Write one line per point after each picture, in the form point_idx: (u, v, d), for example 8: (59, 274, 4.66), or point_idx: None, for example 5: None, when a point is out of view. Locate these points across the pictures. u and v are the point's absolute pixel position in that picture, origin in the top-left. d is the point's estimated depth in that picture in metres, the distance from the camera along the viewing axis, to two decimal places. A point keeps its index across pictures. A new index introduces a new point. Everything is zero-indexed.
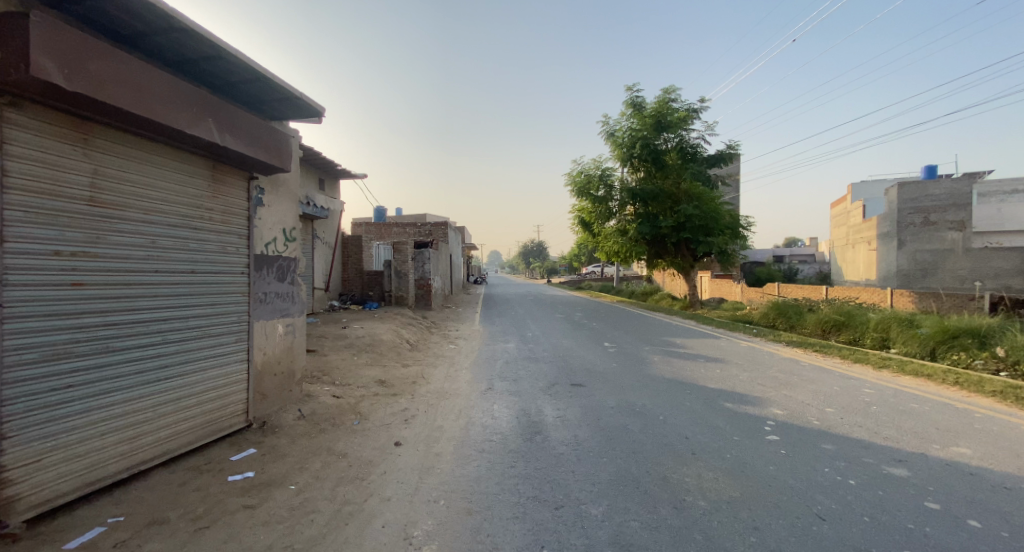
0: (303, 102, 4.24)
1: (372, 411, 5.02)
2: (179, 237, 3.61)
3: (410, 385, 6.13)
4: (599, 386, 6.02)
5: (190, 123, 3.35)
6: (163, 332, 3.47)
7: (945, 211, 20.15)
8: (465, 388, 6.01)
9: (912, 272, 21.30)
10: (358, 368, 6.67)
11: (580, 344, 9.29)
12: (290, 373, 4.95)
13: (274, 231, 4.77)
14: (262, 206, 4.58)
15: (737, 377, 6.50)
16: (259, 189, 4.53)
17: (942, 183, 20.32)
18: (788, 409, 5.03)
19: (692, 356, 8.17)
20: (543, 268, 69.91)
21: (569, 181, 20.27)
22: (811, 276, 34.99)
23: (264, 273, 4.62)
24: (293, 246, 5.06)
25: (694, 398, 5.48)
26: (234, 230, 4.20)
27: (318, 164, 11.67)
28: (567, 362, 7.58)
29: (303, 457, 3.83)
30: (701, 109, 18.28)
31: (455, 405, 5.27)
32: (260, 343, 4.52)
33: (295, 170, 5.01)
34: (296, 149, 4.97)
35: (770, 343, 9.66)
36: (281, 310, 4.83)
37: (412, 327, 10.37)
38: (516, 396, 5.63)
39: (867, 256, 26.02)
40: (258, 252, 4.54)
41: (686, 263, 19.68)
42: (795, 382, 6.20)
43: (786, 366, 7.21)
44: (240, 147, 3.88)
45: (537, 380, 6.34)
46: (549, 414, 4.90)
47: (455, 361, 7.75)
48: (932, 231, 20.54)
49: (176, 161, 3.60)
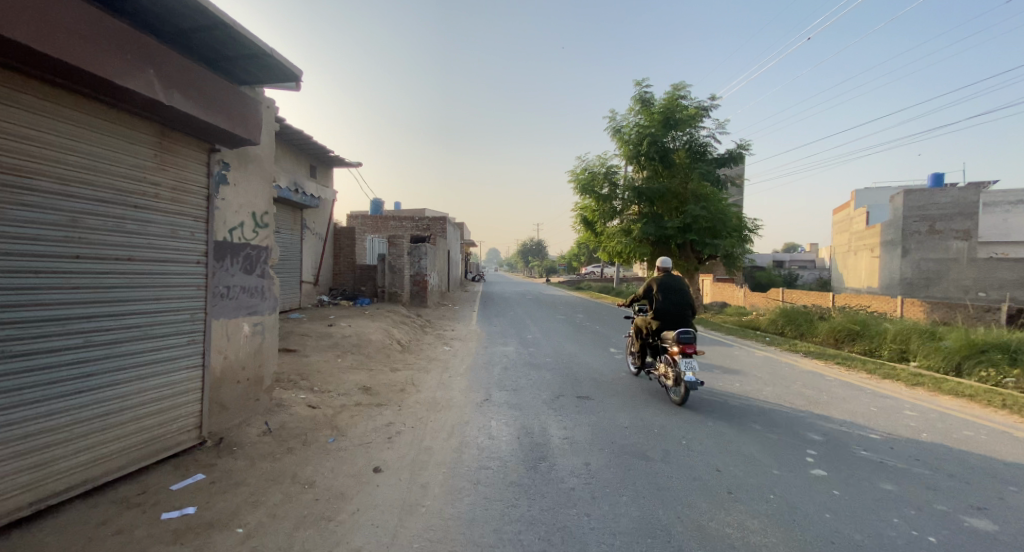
0: (275, 61, 3.60)
1: (350, 425, 4.37)
2: (112, 216, 2.96)
3: (398, 394, 5.46)
4: (609, 400, 5.38)
5: (121, 72, 2.74)
6: (87, 333, 2.81)
7: (950, 219, 19.66)
8: (459, 399, 5.36)
9: (915, 281, 20.73)
10: (342, 373, 6.01)
11: (584, 350, 8.64)
12: (257, 380, 4.29)
13: (240, 214, 4.10)
14: (225, 185, 3.91)
15: (760, 393, 5.86)
16: (221, 163, 3.86)
17: (949, 191, 19.81)
18: (828, 435, 4.39)
19: (705, 366, 7.53)
20: (542, 267, 69.30)
21: (573, 178, 19.58)
22: (811, 282, 34.48)
23: (227, 262, 3.95)
24: (264, 234, 4.38)
25: (717, 417, 4.86)
26: (188, 211, 3.53)
27: (310, 150, 10.95)
28: (571, 370, 6.95)
29: (261, 486, 3.17)
30: (712, 107, 17.67)
31: (447, 420, 4.61)
32: (219, 345, 3.85)
33: (267, 144, 4.34)
34: (269, 121, 4.31)
35: (787, 353, 9.01)
36: (247, 307, 4.16)
37: (404, 325, 9.71)
38: (517, 410, 4.99)
39: (870, 264, 25.48)
40: (219, 239, 3.86)
41: (691, 265, 19.06)
42: (825, 400, 5.57)
43: (810, 381, 6.58)
44: (192, 109, 3.22)
45: (539, 392, 5.68)
46: (554, 434, 4.25)
47: (450, 365, 7.10)
48: (937, 240, 20.01)
49: (109, 122, 2.95)
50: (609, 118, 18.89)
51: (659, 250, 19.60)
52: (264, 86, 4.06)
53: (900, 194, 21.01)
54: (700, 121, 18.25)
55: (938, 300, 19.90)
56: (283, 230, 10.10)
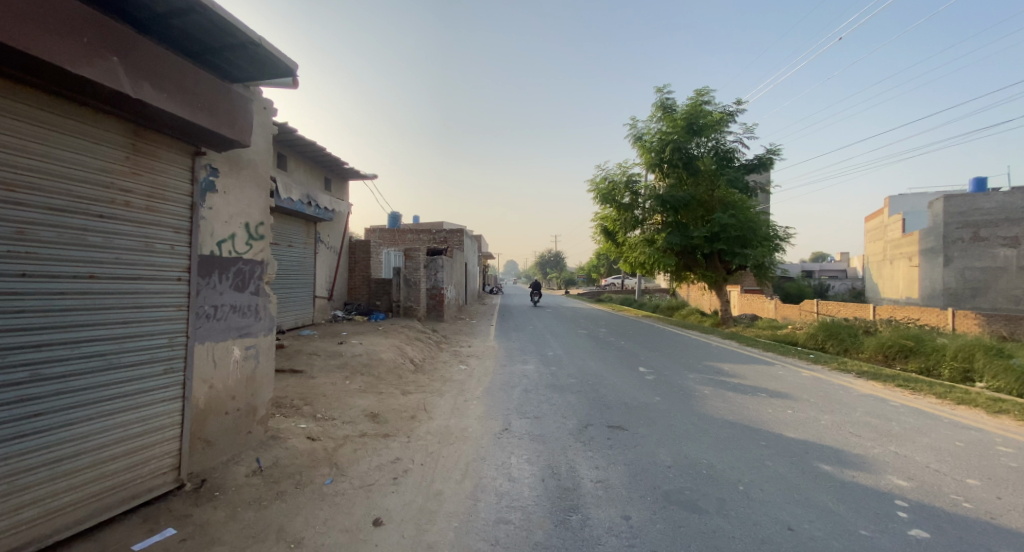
0: (264, 50, 3.16)
1: (352, 462, 3.86)
2: (68, 227, 2.54)
3: (408, 422, 4.95)
4: (645, 432, 4.76)
5: (76, 59, 2.33)
6: (33, 366, 2.39)
7: (996, 226, 18.40)
8: (476, 429, 4.81)
9: (960, 291, 19.35)
10: (349, 397, 5.53)
11: (610, 369, 8.01)
12: (250, 411, 3.82)
13: (230, 225, 3.65)
14: (213, 192, 3.48)
15: (818, 425, 5.13)
16: (209, 168, 3.43)
17: (994, 196, 18.61)
18: (914, 480, 3.69)
19: (747, 389, 6.80)
20: (561, 278, 68.81)
21: (592, 188, 19.00)
22: (843, 293, 32.99)
23: (215, 278, 3.50)
24: (259, 247, 3.94)
25: (773, 454, 4.19)
26: (167, 221, 3.10)
27: (324, 162, 10.67)
28: (599, 392, 6.35)
29: (239, 544, 2.66)
30: (739, 112, 16.96)
31: (461, 456, 4.07)
32: (204, 373, 3.38)
33: (262, 148, 3.92)
34: (262, 123, 3.89)
35: (837, 373, 8.19)
36: (238, 329, 3.71)
37: (418, 342, 9.23)
38: (541, 443, 4.42)
39: (909, 273, 24.11)
40: (205, 253, 3.42)
41: (719, 276, 18.22)
42: (897, 433, 4.85)
43: (873, 409, 5.81)
44: (167, 103, 2.79)
45: (564, 420, 5.08)
46: (584, 477, 3.66)
47: (466, 387, 6.57)
48: (982, 247, 18.73)
49: (65, 119, 2.54)
50: (630, 125, 18.36)
51: (684, 261, 18.83)
52: (257, 82, 3.66)
53: (940, 199, 19.87)
54: (726, 126, 17.50)
55: (987, 312, 18.54)
56: (296, 244, 9.78)
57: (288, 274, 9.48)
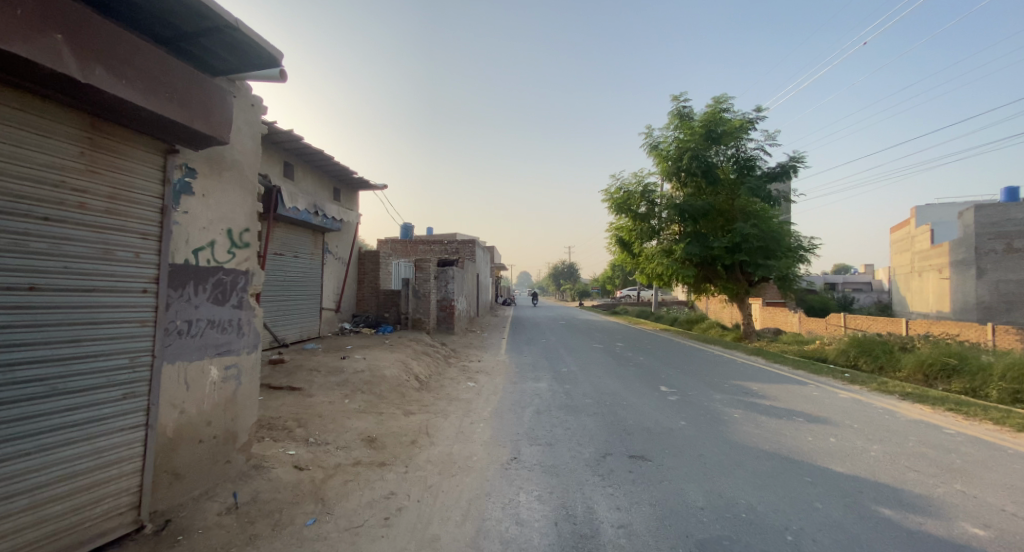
0: (241, 34, 2.81)
1: (341, 499, 3.43)
2: (5, 231, 2.20)
3: (407, 448, 4.51)
4: (671, 463, 4.25)
5: (10, 35, 1.98)
6: None
7: None
8: (482, 457, 4.36)
9: (994, 305, 18.31)
10: (347, 419, 5.13)
11: (628, 387, 7.47)
12: (229, 438, 3.42)
13: (210, 231, 3.25)
14: (190, 195, 3.11)
15: (867, 458, 4.55)
16: (185, 168, 3.07)
17: None
18: (1000, 531, 3.13)
19: (780, 413, 6.22)
20: (575, 290, 68.09)
21: (607, 198, 18.52)
22: (868, 306, 31.67)
23: (190, 291, 3.11)
24: (243, 255, 3.55)
25: (823, 496, 3.65)
26: (131, 225, 2.73)
27: (332, 171, 10.41)
28: (616, 415, 5.85)
29: None
30: (759, 119, 16.35)
31: (464, 492, 3.62)
32: (173, 397, 3.00)
33: (249, 147, 3.56)
34: (248, 120, 3.54)
35: (877, 395, 7.54)
36: (217, 346, 3.31)
37: (426, 357, 8.83)
38: (554, 475, 3.95)
39: (938, 286, 23.01)
40: (179, 263, 3.04)
41: (740, 288, 17.51)
42: (960, 468, 4.28)
43: (926, 439, 5.19)
44: (127, 91, 2.44)
45: (579, 448, 4.60)
46: (604, 520, 3.19)
47: (473, 407, 6.14)
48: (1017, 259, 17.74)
49: (4, 107, 2.22)
50: (646, 134, 17.92)
51: (704, 272, 18.17)
52: (240, 75, 3.32)
53: (969, 208, 18.95)
54: (746, 134, 16.89)
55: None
56: (302, 254, 9.50)
57: (293, 286, 9.19)
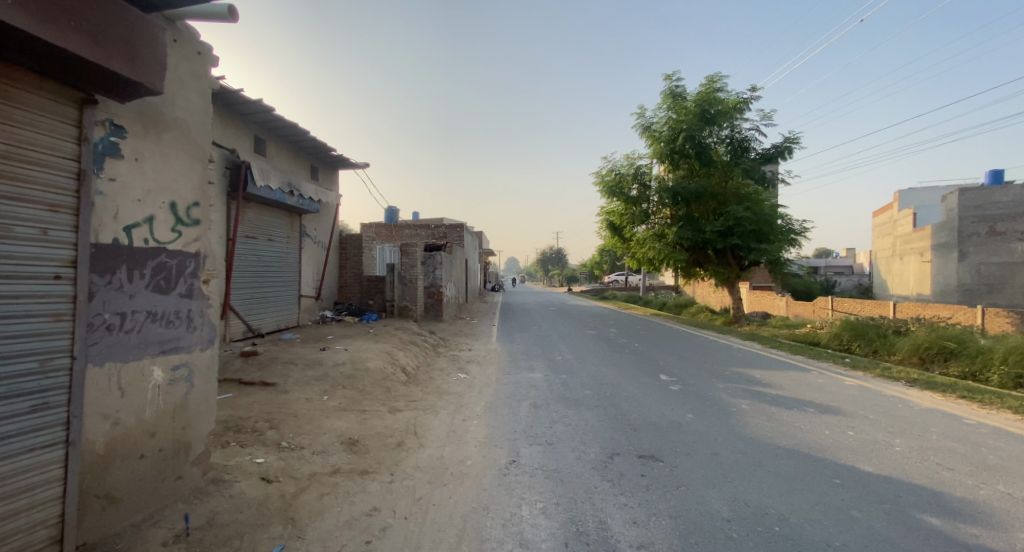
0: None
1: (314, 518, 2.94)
2: None
3: (393, 452, 4.04)
4: (687, 465, 3.84)
5: None
6: None
7: (1014, 220, 17.38)
8: (478, 461, 3.91)
9: (975, 287, 18.42)
10: (325, 418, 4.63)
11: (628, 377, 7.08)
12: (180, 450, 2.89)
13: (146, 204, 2.67)
14: (118, 158, 2.52)
15: (893, 454, 4.23)
16: (110, 124, 2.48)
17: (1010, 189, 17.64)
18: None
19: (789, 403, 5.89)
20: (562, 275, 67.91)
21: (598, 181, 18.01)
22: (850, 290, 31.94)
23: (122, 276, 2.54)
24: (193, 234, 2.97)
25: (859, 503, 3.29)
26: (36, 194, 2.17)
27: (309, 149, 9.68)
28: (619, 408, 5.45)
29: None
30: (754, 98, 15.91)
31: (458, 506, 3.17)
32: (102, 406, 2.44)
33: (196, 103, 2.96)
34: (194, 71, 2.95)
35: (883, 382, 7.27)
36: (159, 343, 2.75)
37: (412, 346, 8.32)
38: (561, 483, 3.51)
39: (919, 269, 23.17)
40: (104, 242, 2.45)
41: (732, 273, 17.25)
42: (994, 465, 3.98)
43: (949, 431, 4.88)
44: (17, 15, 1.84)
45: (584, 449, 4.17)
46: (623, 540, 2.76)
47: (465, 401, 5.67)
48: (999, 242, 17.78)
49: None
50: (638, 114, 17.37)
51: (695, 257, 17.89)
52: (181, 14, 2.72)
53: (954, 192, 18.92)
54: (741, 115, 16.43)
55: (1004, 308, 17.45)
56: (278, 238, 8.85)
57: (268, 272, 8.56)
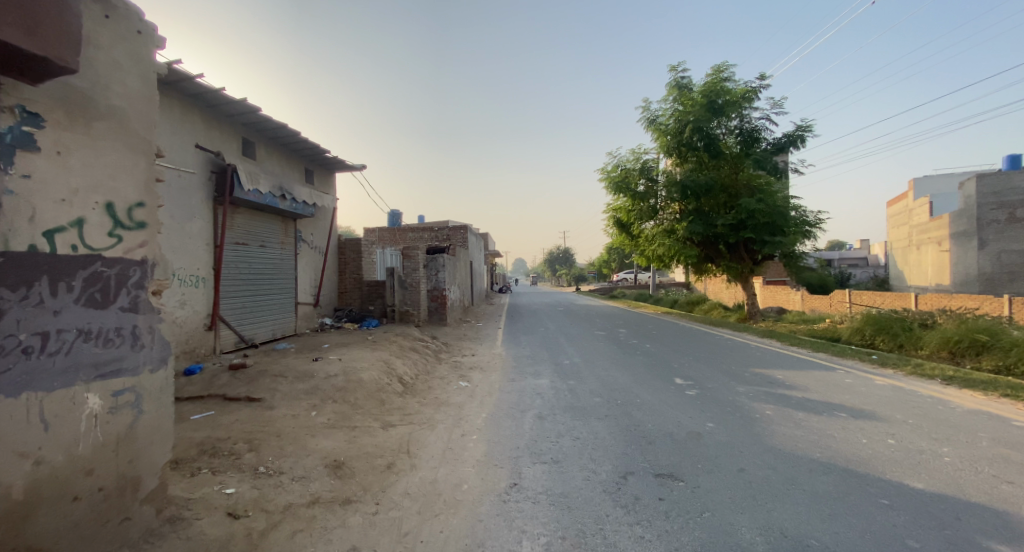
0: None
1: None
2: None
3: (381, 476, 3.63)
4: (711, 486, 3.40)
5: None
6: None
7: None
8: (475, 485, 3.48)
9: (996, 276, 17.65)
10: (311, 437, 4.24)
11: (640, 382, 6.62)
12: (127, 487, 2.51)
13: (73, 205, 2.30)
14: (33, 152, 2.15)
15: (942, 466, 3.75)
16: (21, 112, 2.13)
17: None
18: None
19: (817, 407, 5.40)
20: (570, 275, 67.32)
21: (603, 177, 17.53)
22: (865, 282, 31.04)
23: (40, 289, 2.18)
24: (137, 238, 2.60)
25: (912, 528, 2.83)
26: None
27: (301, 150, 9.35)
28: (631, 418, 5.01)
29: None
30: (764, 86, 15.37)
31: (448, 542, 2.75)
32: (21, 443, 2.07)
33: (136, 89, 2.59)
34: (133, 53, 2.58)
35: (916, 380, 6.74)
36: (94, 365, 2.37)
37: (412, 354, 7.93)
38: (567, 510, 3.09)
39: (937, 258, 22.35)
40: (17, 250, 2.09)
41: (745, 267, 16.69)
42: None
43: (999, 437, 4.37)
44: None
45: (595, 468, 3.73)
46: None
47: (464, 413, 5.26)
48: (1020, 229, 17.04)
49: None
50: (643, 107, 16.88)
51: (706, 252, 17.34)
52: None
53: (969, 178, 18.21)
54: (750, 104, 15.88)
55: None
56: (271, 244, 8.52)
57: (261, 279, 8.23)
